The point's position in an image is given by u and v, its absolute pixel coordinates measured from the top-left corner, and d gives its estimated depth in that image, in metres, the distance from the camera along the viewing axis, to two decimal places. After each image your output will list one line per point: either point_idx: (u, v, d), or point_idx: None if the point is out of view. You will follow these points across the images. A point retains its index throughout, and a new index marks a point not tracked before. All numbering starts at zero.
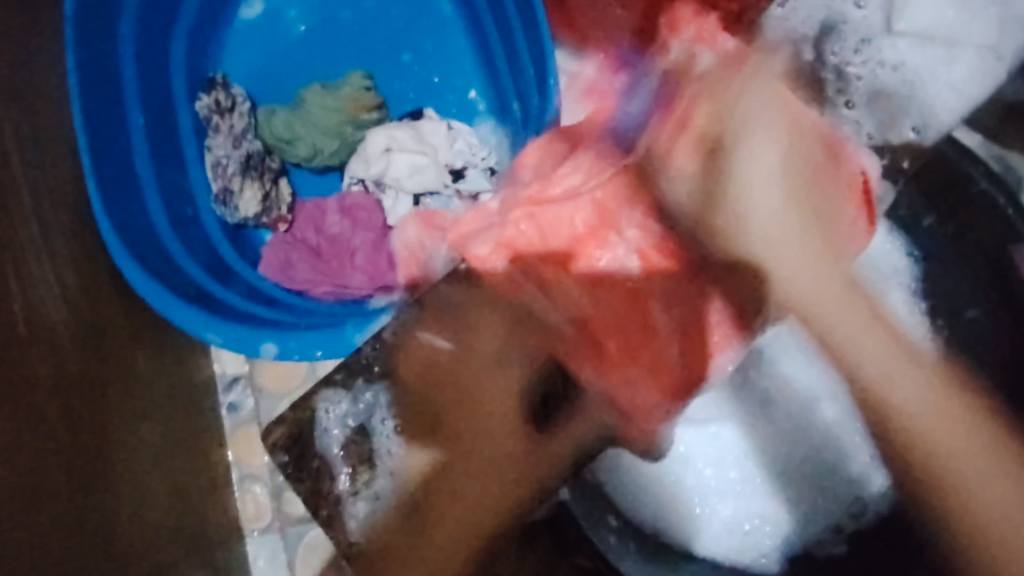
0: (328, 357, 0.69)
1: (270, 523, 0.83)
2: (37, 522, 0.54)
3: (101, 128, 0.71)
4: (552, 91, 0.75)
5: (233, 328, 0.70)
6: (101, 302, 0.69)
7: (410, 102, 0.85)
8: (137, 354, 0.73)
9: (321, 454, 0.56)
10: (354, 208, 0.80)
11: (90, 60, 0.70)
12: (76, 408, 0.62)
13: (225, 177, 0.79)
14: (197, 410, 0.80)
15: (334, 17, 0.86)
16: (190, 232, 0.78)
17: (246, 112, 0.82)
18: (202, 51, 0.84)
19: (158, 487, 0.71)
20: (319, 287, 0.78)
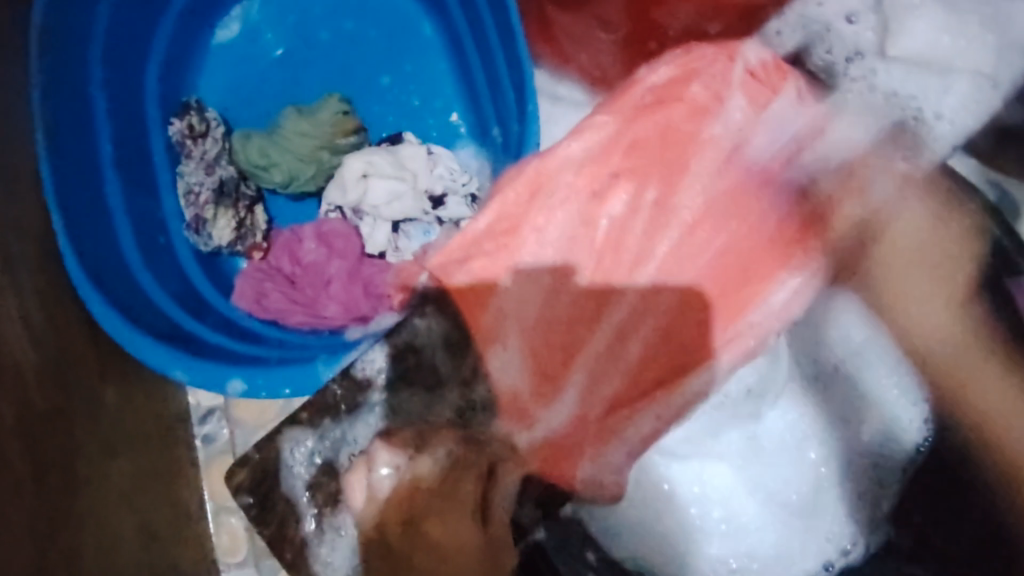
0: (297, 395, 0.68)
1: (245, 559, 0.81)
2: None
3: (70, 157, 0.69)
4: (532, 117, 0.73)
5: (202, 365, 0.68)
6: (69, 337, 0.67)
7: (389, 126, 0.83)
8: (108, 390, 0.71)
9: (288, 495, 0.60)
10: (330, 236, 0.78)
11: (58, 86, 0.68)
12: (42, 449, 0.60)
13: (198, 205, 0.77)
14: (172, 444, 0.78)
15: (312, 38, 0.84)
16: (160, 260, 0.76)
17: (220, 137, 0.80)
18: (176, 72, 0.82)
19: (128, 525, 0.69)
20: (293, 317, 0.76)
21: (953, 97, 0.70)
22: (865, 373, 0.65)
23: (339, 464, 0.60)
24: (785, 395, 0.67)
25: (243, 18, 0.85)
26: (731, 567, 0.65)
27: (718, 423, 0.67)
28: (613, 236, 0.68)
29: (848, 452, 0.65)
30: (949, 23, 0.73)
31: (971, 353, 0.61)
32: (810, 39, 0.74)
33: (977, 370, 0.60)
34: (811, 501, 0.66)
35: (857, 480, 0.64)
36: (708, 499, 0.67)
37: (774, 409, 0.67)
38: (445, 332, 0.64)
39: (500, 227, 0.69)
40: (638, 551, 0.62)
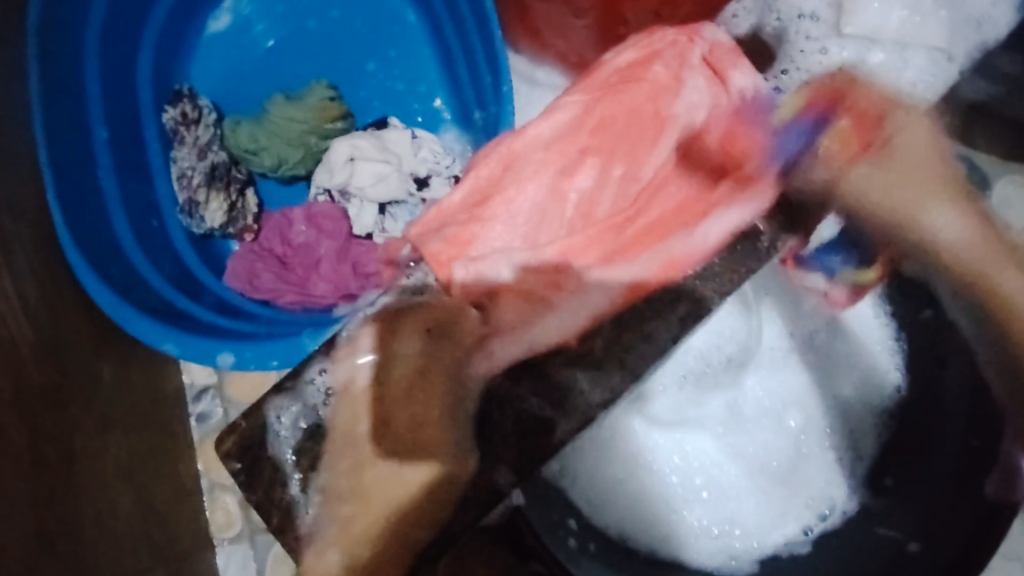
0: (283, 365, 0.71)
1: (240, 531, 0.84)
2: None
3: (66, 143, 0.71)
4: (507, 97, 0.77)
5: (192, 338, 0.71)
6: (65, 316, 0.70)
7: (375, 110, 0.86)
8: (103, 367, 0.73)
9: (275, 457, 0.60)
10: (319, 217, 0.80)
11: (54, 76, 0.71)
12: (39, 420, 0.63)
13: (190, 188, 0.80)
14: (168, 421, 0.81)
15: (300, 27, 0.87)
16: (154, 244, 0.78)
17: (212, 124, 0.82)
18: (168, 62, 0.85)
19: (126, 497, 0.72)
20: (284, 296, 0.79)
21: (910, 73, 0.72)
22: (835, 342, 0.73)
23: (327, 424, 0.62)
24: (763, 364, 0.75)
25: (233, 9, 0.87)
26: (714, 533, 0.68)
27: (700, 390, 0.73)
28: (582, 207, 0.74)
29: (821, 419, 0.72)
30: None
31: (988, 250, 0.63)
32: (763, 15, 0.79)
33: (963, 234, 0.63)
34: (791, 467, 0.71)
35: (829, 445, 0.71)
36: (689, 467, 0.72)
37: (751, 378, 0.74)
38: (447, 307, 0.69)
39: (473, 199, 0.74)
40: (620, 521, 0.65)
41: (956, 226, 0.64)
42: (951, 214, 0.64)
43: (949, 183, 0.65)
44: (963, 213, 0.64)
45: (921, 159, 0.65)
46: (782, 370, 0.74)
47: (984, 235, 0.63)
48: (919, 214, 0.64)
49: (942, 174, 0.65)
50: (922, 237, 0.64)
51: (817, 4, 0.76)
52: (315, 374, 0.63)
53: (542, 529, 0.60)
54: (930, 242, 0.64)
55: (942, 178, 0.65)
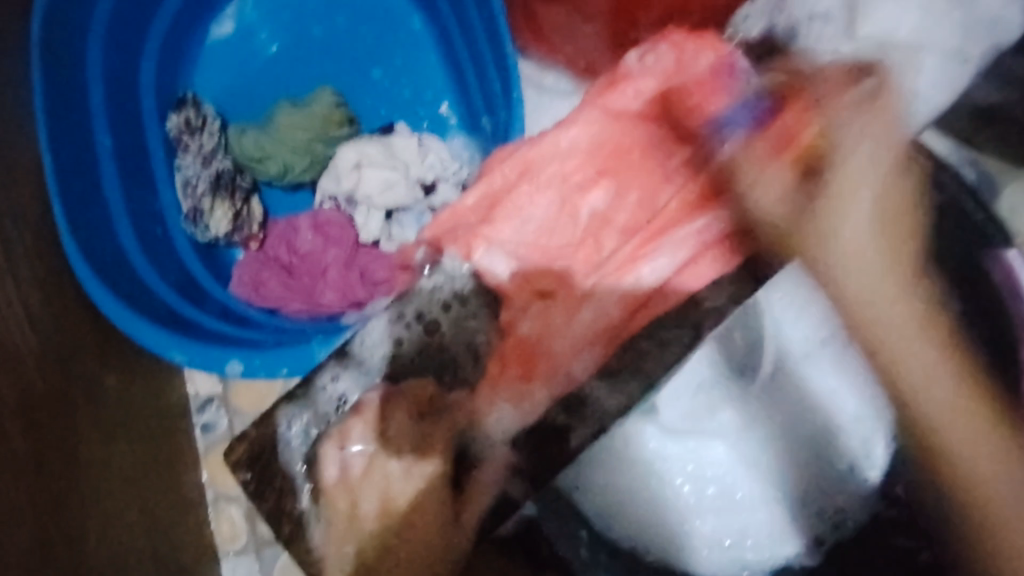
0: (294, 374, 0.70)
1: (245, 545, 0.82)
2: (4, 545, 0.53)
3: (70, 150, 0.71)
4: (517, 103, 0.76)
5: (199, 347, 0.70)
6: (69, 325, 0.69)
7: (382, 118, 0.85)
8: (108, 377, 0.72)
9: (284, 470, 0.65)
10: (326, 225, 0.79)
11: (57, 82, 0.70)
12: (44, 431, 0.61)
13: (195, 197, 0.79)
14: (173, 432, 0.80)
15: (305, 34, 0.86)
16: (159, 252, 0.77)
17: (216, 131, 0.81)
18: (172, 69, 0.84)
19: (130, 509, 0.71)
20: (291, 305, 0.78)
21: (925, 78, 0.65)
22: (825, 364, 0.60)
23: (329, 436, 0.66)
24: None
25: (237, 16, 0.87)
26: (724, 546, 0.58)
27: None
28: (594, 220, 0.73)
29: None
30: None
31: (895, 231, 0.59)
32: (773, 15, 0.74)
33: (862, 229, 0.59)
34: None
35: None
36: (675, 472, 0.65)
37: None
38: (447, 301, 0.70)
39: (484, 204, 0.75)
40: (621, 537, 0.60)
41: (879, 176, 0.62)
42: (872, 160, 0.62)
43: (883, 223, 0.59)
44: (893, 174, 0.61)
45: (852, 155, 0.63)
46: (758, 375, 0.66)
47: (891, 222, 0.59)
48: (856, 185, 0.62)
49: (866, 223, 0.60)
50: (826, 244, 0.62)
51: (833, 3, 0.71)
52: (328, 380, 0.68)
53: (551, 527, 0.60)
54: (812, 255, 0.63)
55: (856, 208, 0.61)
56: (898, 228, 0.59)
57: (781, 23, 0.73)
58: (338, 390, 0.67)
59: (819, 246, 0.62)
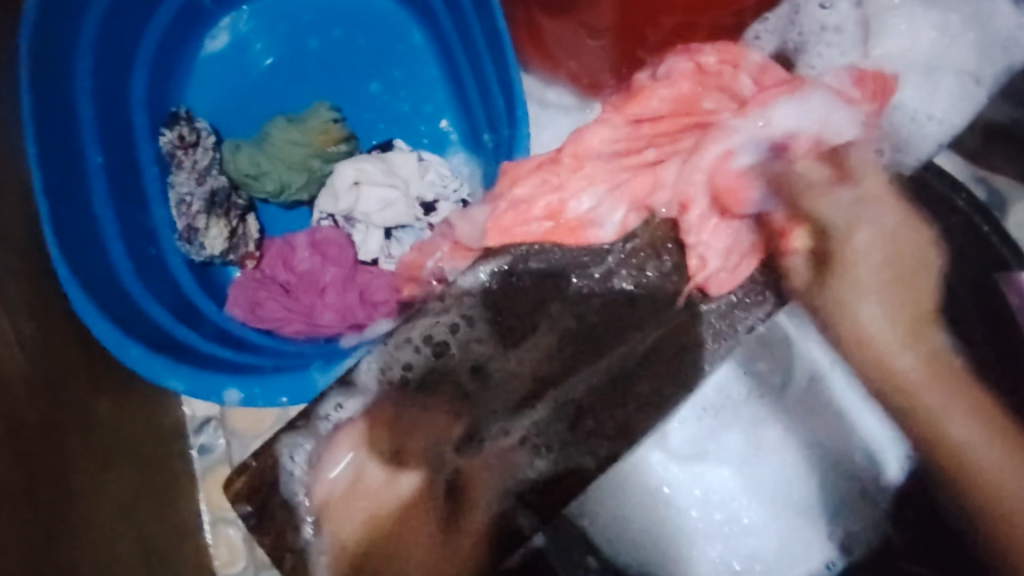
0: (294, 402, 0.68)
1: (243, 569, 0.80)
2: None
3: (60, 171, 0.69)
4: (522, 121, 0.74)
5: (195, 373, 0.68)
6: (60, 350, 0.67)
7: (380, 133, 0.83)
8: (101, 403, 0.70)
9: (286, 499, 0.59)
10: (323, 243, 0.77)
11: (45, 101, 0.68)
12: (37, 465, 0.60)
13: (189, 215, 0.77)
14: (168, 456, 0.78)
15: (301, 47, 0.84)
16: (152, 273, 0.76)
17: (211, 147, 0.80)
18: (165, 84, 0.82)
19: (124, 538, 0.69)
20: (288, 326, 0.76)
21: (942, 98, 0.70)
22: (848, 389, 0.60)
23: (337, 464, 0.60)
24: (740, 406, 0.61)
25: (231, 28, 0.85)
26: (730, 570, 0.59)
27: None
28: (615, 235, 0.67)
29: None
30: (934, 21, 0.71)
31: (930, 369, 0.58)
32: (786, 33, 0.72)
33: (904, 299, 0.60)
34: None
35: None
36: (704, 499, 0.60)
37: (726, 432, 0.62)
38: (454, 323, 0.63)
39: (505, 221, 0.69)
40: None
41: (887, 308, 0.60)
42: (877, 305, 0.60)
43: (905, 306, 0.60)
44: (904, 298, 0.60)
45: (859, 267, 0.60)
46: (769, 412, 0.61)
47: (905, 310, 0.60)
48: (846, 310, 0.61)
49: (877, 314, 0.60)
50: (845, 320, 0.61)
51: (843, 19, 0.70)
52: (332, 410, 0.62)
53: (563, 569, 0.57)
54: (841, 323, 0.61)
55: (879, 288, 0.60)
56: (896, 289, 0.60)
57: (794, 41, 0.71)
58: (340, 419, 0.61)
59: (853, 329, 0.60)
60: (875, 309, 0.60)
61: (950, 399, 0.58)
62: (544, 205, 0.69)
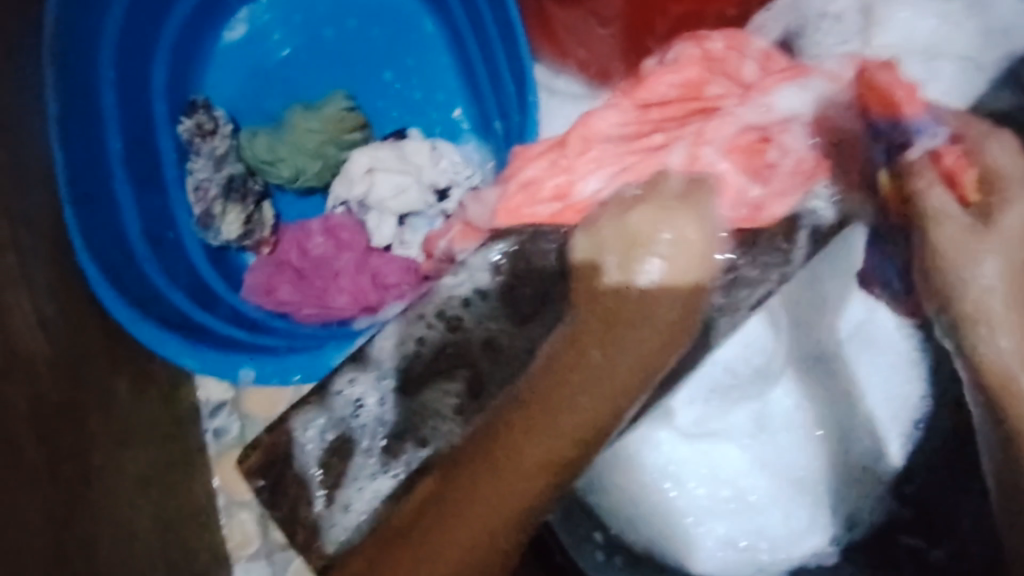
0: (306, 380, 0.70)
1: (257, 550, 0.82)
2: (20, 556, 0.53)
3: (81, 156, 0.70)
4: (532, 106, 0.75)
5: (211, 353, 0.70)
6: (81, 331, 0.68)
7: (393, 121, 0.85)
8: (120, 383, 0.72)
9: (300, 473, 0.62)
10: (337, 229, 0.79)
11: (69, 87, 0.69)
12: (58, 440, 0.61)
13: (206, 201, 0.79)
14: (185, 438, 0.80)
15: (317, 36, 0.86)
16: (171, 258, 0.77)
17: (228, 135, 0.82)
18: (184, 73, 0.84)
19: (142, 515, 0.70)
20: (303, 309, 0.77)
21: (943, 79, 0.66)
22: (865, 358, 0.72)
23: (355, 437, 0.62)
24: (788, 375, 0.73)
25: (249, 18, 0.86)
26: (739, 547, 0.65)
27: (729, 401, 0.71)
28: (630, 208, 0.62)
29: (847, 433, 0.70)
30: (937, 9, 0.71)
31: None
32: (791, 22, 0.75)
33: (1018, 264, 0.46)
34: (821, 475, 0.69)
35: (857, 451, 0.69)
36: (716, 477, 0.69)
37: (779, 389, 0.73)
38: (467, 298, 0.63)
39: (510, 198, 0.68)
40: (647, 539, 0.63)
41: (1008, 262, 0.46)
42: (995, 263, 0.46)
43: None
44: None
45: (987, 248, 0.46)
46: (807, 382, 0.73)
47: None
48: (956, 266, 0.47)
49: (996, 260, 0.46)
50: (965, 284, 0.46)
51: (843, 6, 0.74)
52: (346, 385, 0.63)
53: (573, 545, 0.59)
54: (957, 284, 0.47)
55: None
56: (1018, 242, 0.46)
57: (794, 22, 0.74)
58: (354, 394, 0.63)
59: (983, 360, 0.46)
60: (990, 263, 0.46)
61: (1017, 307, 0.45)
62: (551, 184, 0.65)
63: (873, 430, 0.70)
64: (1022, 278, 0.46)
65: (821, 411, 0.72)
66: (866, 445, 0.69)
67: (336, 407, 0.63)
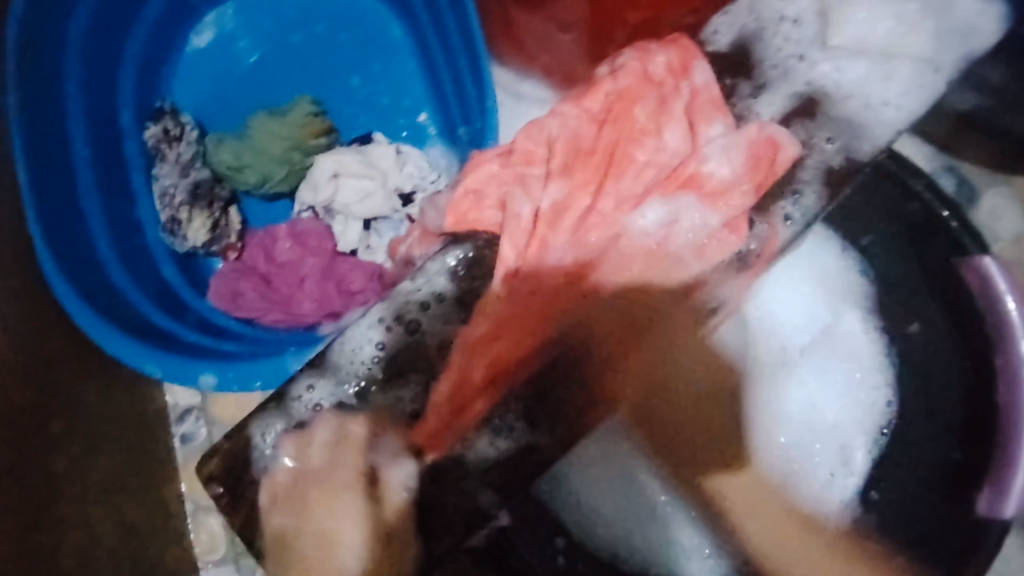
0: (267, 387, 0.70)
1: (224, 555, 0.82)
2: None
3: (46, 162, 0.71)
4: (491, 112, 0.76)
5: (174, 360, 0.70)
6: (46, 337, 0.69)
7: (360, 126, 0.85)
8: (86, 389, 0.72)
9: (259, 478, 0.59)
10: (304, 234, 0.79)
11: (33, 95, 0.70)
12: (23, 446, 0.62)
13: (173, 207, 0.79)
14: (152, 444, 0.80)
15: (284, 41, 0.86)
16: (138, 264, 0.78)
17: (194, 141, 0.81)
18: (151, 79, 0.84)
19: (109, 521, 0.71)
20: (268, 315, 0.78)
21: (896, 86, 0.64)
22: (825, 361, 0.73)
23: (313, 434, 0.60)
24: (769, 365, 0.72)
25: (216, 25, 0.87)
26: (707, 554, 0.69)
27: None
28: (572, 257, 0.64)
29: (808, 434, 0.72)
30: (891, 11, 0.67)
31: None
32: (747, 25, 0.69)
33: None
34: (783, 482, 0.71)
35: (822, 460, 0.71)
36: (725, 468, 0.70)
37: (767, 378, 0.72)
38: (427, 301, 0.63)
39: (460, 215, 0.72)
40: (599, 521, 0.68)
41: None
42: None
43: (901, 290, 0.58)
44: (893, 283, 0.58)
45: None
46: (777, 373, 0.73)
47: None
48: (847, 302, 0.60)
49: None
50: None
51: (799, 9, 0.68)
52: (304, 390, 0.61)
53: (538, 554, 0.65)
54: (849, 322, 0.60)
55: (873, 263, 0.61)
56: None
57: (750, 26, 0.69)
58: (313, 399, 0.60)
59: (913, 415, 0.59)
60: None
61: None
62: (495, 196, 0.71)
63: (838, 435, 0.71)
64: (894, 299, 0.58)
65: (782, 410, 0.72)
66: (823, 449, 0.71)
67: (297, 411, 0.60)
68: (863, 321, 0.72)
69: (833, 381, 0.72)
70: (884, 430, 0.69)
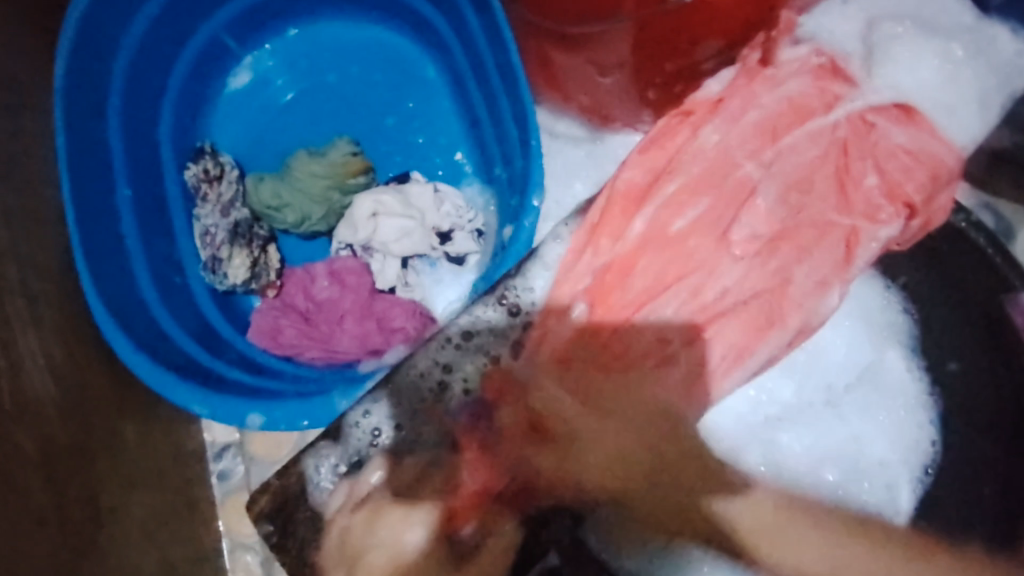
0: (313, 426, 0.71)
1: None
2: None
3: (92, 203, 0.72)
4: (536, 153, 0.75)
5: (218, 398, 0.71)
6: (88, 372, 0.69)
7: (397, 165, 0.86)
8: (128, 426, 0.73)
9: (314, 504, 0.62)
10: (342, 272, 0.80)
11: (78, 136, 0.71)
12: (65, 483, 0.62)
13: (213, 246, 0.80)
14: (190, 483, 0.80)
15: (320, 82, 0.87)
16: (178, 302, 0.78)
17: (234, 181, 0.82)
18: (189, 119, 0.85)
19: (149, 558, 0.71)
20: (310, 352, 0.78)
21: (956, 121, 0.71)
22: (873, 399, 0.62)
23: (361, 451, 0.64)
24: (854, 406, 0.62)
25: (254, 66, 0.88)
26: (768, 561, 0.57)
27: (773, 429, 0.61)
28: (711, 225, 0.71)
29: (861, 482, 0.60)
30: (936, 50, 0.74)
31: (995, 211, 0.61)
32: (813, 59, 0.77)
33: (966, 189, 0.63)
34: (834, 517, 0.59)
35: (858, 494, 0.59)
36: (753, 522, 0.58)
37: (787, 435, 0.61)
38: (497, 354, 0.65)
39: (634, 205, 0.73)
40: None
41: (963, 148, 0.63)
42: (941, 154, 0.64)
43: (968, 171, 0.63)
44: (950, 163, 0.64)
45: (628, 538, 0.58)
46: (809, 438, 0.61)
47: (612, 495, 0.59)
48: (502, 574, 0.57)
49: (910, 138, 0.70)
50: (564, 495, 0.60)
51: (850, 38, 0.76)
52: (361, 416, 0.65)
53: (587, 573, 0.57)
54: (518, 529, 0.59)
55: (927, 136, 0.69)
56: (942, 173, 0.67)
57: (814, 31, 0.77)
58: (371, 424, 0.64)
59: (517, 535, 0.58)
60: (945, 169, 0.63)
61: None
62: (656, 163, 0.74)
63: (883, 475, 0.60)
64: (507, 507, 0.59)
65: (826, 463, 0.60)
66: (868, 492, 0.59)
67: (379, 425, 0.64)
68: (910, 358, 0.62)
69: (883, 416, 0.61)
70: (926, 467, 0.60)
